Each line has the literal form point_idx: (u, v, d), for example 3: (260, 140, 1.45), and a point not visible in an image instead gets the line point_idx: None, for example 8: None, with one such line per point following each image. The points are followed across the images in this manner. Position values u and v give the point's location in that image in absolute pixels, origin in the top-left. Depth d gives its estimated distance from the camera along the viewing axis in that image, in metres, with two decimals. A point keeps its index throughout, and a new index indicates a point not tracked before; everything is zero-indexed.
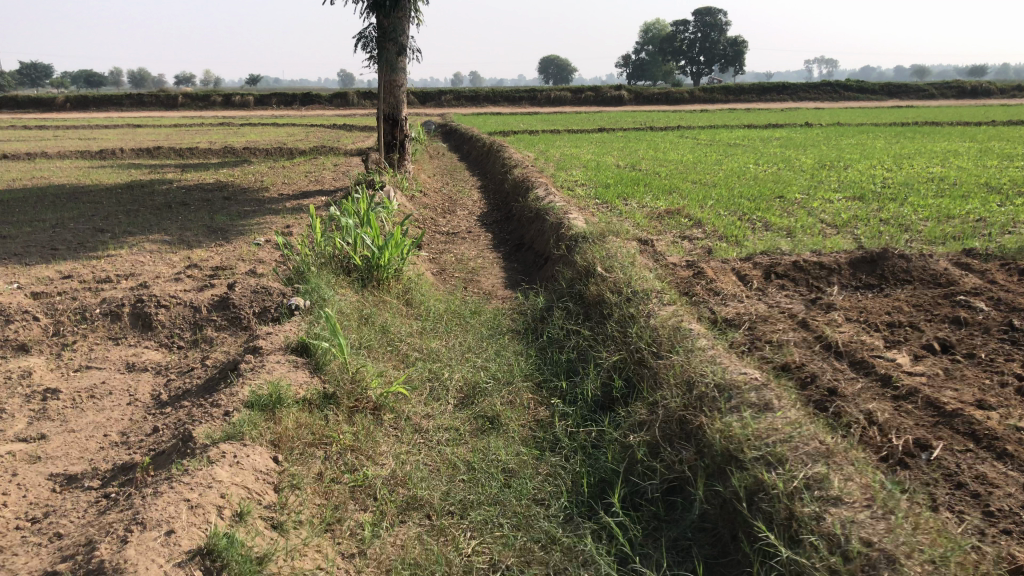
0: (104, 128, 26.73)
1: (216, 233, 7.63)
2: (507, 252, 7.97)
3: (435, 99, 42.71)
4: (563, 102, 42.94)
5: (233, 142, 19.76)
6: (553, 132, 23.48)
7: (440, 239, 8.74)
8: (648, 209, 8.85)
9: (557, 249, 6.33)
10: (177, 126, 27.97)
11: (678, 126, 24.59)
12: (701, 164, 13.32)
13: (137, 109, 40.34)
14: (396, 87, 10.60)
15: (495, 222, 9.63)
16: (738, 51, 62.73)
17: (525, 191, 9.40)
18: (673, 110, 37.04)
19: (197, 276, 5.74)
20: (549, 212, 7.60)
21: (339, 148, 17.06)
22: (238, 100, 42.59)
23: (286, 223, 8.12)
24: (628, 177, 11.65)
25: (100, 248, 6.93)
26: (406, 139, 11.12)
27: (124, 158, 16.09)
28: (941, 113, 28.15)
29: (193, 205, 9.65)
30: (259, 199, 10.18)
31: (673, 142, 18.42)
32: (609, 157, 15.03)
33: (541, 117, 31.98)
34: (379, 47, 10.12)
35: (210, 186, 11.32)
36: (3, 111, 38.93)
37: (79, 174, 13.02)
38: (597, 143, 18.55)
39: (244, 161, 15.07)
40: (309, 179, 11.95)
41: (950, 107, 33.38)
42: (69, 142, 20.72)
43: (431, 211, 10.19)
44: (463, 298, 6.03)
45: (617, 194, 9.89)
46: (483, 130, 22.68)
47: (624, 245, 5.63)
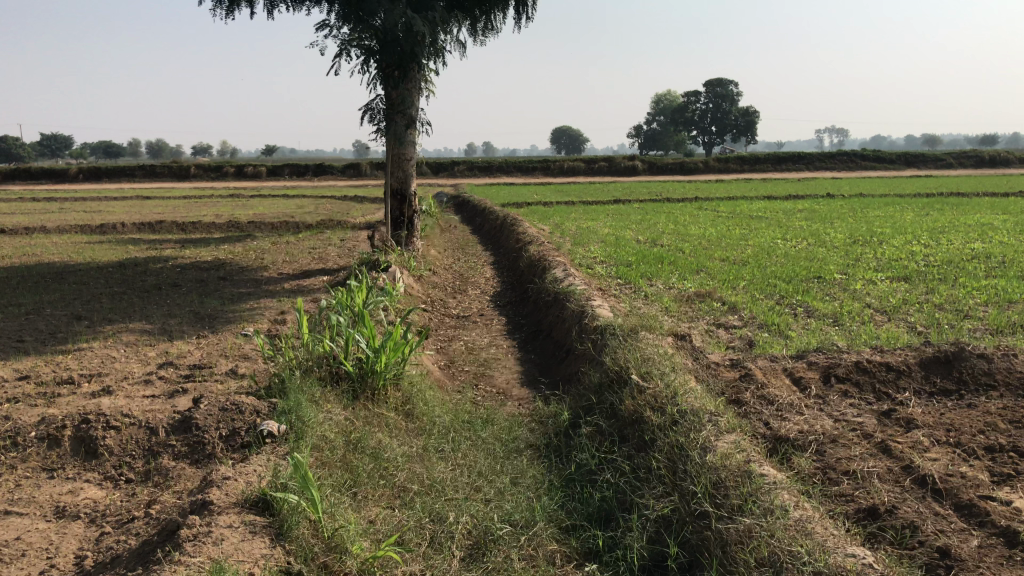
0: (114, 200, 26.54)
1: (204, 321, 6.99)
2: (522, 340, 7.26)
3: (448, 170, 42.60)
4: (576, 173, 42.73)
5: (240, 216, 19.35)
6: (569, 203, 23.04)
7: (449, 324, 8.05)
8: (676, 291, 8.17)
9: (580, 344, 5.61)
10: (187, 198, 27.80)
11: (696, 198, 24.13)
12: (726, 240, 12.66)
13: (151, 181, 40.42)
14: (404, 161, 10.07)
15: (509, 304, 8.94)
16: (750, 121, 62.84)
17: (542, 270, 8.72)
18: (687, 180, 36.76)
19: (169, 380, 5.05)
20: (568, 298, 6.90)
21: (347, 222, 16.53)
22: (251, 171, 42.71)
23: (283, 308, 7.48)
24: (650, 254, 10.98)
25: (71, 340, 6.28)
26: (415, 214, 10.51)
27: (125, 233, 15.60)
28: (964, 183, 27.58)
29: (185, 286, 9.04)
30: (256, 278, 9.56)
31: (692, 214, 17.85)
32: (628, 231, 14.42)
33: (554, 187, 31.67)
34: (386, 119, 9.53)
35: (207, 265, 10.72)
36: (16, 184, 39.12)
37: (75, 250, 12.51)
38: (615, 216, 18.02)
39: (248, 236, 14.57)
40: (313, 256, 11.37)
41: (970, 177, 32.86)
42: (74, 215, 20.41)
43: (441, 291, 9.53)
44: (473, 400, 5.30)
45: (640, 273, 9.22)
46: (496, 202, 22.26)
47: (660, 342, 4.91)
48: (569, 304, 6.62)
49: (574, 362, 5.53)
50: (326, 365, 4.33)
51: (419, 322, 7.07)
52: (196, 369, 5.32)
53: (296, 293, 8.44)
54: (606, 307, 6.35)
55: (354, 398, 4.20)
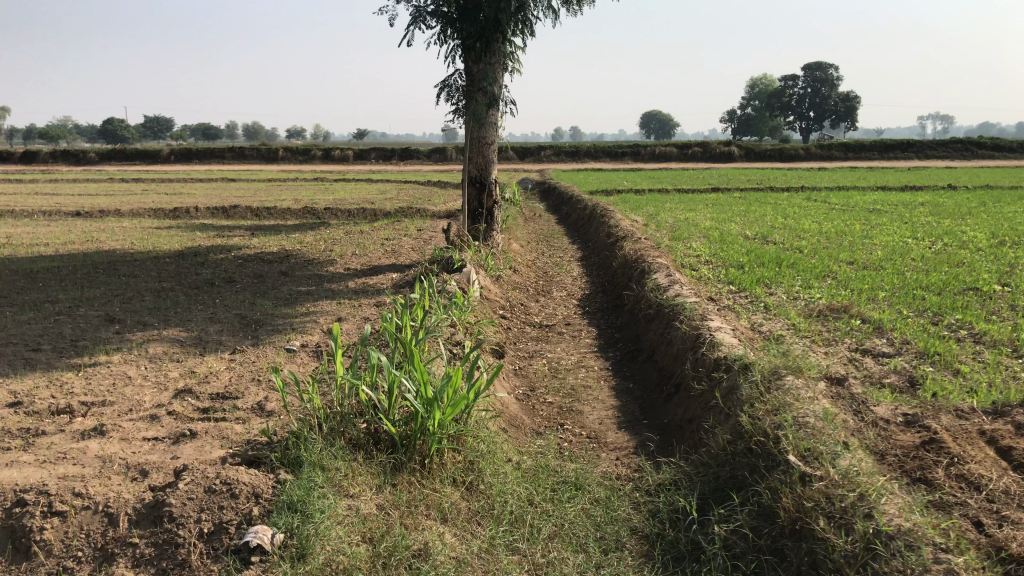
0: (198, 182, 26.34)
1: (248, 329, 6.03)
2: (619, 361, 6.09)
3: (535, 155, 41.50)
4: (668, 159, 41.04)
5: (318, 201, 18.66)
6: (663, 191, 21.64)
7: (533, 337, 6.93)
8: (802, 305, 6.87)
9: (697, 385, 4.40)
10: (271, 180, 27.41)
11: (802, 186, 22.39)
12: (847, 238, 11.16)
13: (239, 164, 40.55)
14: (485, 145, 8.95)
15: (600, 312, 7.76)
16: (852, 105, 59.64)
17: (640, 273, 7.49)
18: (787, 167, 34.68)
19: (179, 417, 4.04)
20: (676, 315, 5.68)
21: (426, 210, 15.53)
22: (337, 154, 42.46)
23: (341, 314, 6.49)
24: (762, 255, 9.63)
25: (90, 351, 5.37)
26: (495, 206, 9.39)
27: (197, 218, 14.96)
28: None
29: (241, 282, 8.14)
30: (319, 275, 8.60)
31: (802, 206, 16.27)
32: (732, 225, 13.01)
33: (646, 174, 30.17)
34: (466, 97, 8.40)
35: (271, 256, 9.84)
36: (108, 165, 39.71)
37: (140, 238, 11.84)
38: (715, 206, 16.60)
39: (321, 224, 13.74)
40: (385, 249, 10.39)
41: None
42: (154, 198, 20.04)
43: (523, 294, 8.40)
44: (559, 455, 4.16)
45: (754, 280, 7.92)
46: (585, 189, 21.04)
47: (812, 392, 3.64)
48: (678, 323, 5.41)
49: (692, 410, 4.32)
50: (361, 420, 3.26)
51: (494, 337, 5.98)
52: (217, 401, 4.30)
53: (359, 294, 7.44)
54: (728, 328, 5.11)
55: (397, 469, 3.10)
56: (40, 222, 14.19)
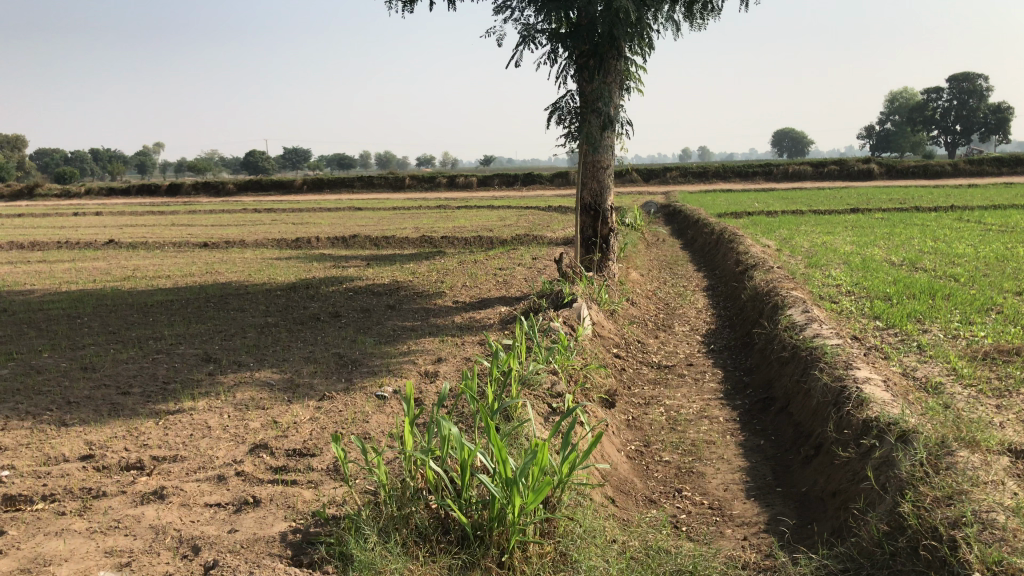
0: (326, 212, 26.90)
1: (342, 372, 5.66)
2: (748, 410, 5.39)
3: (660, 177, 40.62)
4: (801, 178, 39.34)
5: (437, 228, 18.56)
6: (797, 212, 20.47)
7: (650, 380, 6.30)
8: (965, 346, 5.99)
9: (842, 452, 3.71)
10: (394, 209, 27.66)
11: (952, 205, 20.76)
12: (1010, 265, 9.97)
13: (368, 192, 41.47)
14: (599, 169, 8.40)
15: (726, 350, 7.06)
16: (1003, 117, 55.64)
17: (771, 308, 6.76)
18: (931, 184, 32.54)
19: (248, 479, 3.64)
20: (815, 361, 4.96)
21: (544, 237, 15.07)
22: (462, 181, 42.81)
23: (442, 355, 6.05)
24: (912, 284, 8.65)
25: (177, 396, 5.10)
26: (612, 235, 8.81)
27: (317, 248, 15.02)
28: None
29: (346, 318, 7.85)
30: (425, 309, 8.23)
31: (953, 228, 14.90)
32: (874, 250, 11.95)
33: (778, 194, 28.84)
34: (579, 119, 7.86)
35: (380, 288, 9.57)
36: (245, 196, 41.37)
37: (257, 270, 11.87)
38: (854, 229, 15.47)
39: (436, 253, 13.50)
40: (497, 279, 9.96)
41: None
42: (280, 228, 20.45)
43: (642, 330, 7.78)
44: (674, 533, 3.55)
45: (904, 315, 7.05)
46: (712, 212, 20.17)
47: (995, 471, 2.91)
48: (817, 371, 4.71)
49: (836, 482, 3.63)
50: (432, 500, 2.78)
51: (605, 383, 5.40)
52: (292, 459, 3.89)
53: (465, 331, 7.00)
54: (879, 378, 4.35)
55: (469, 566, 2.59)
56: (169, 254, 14.56)
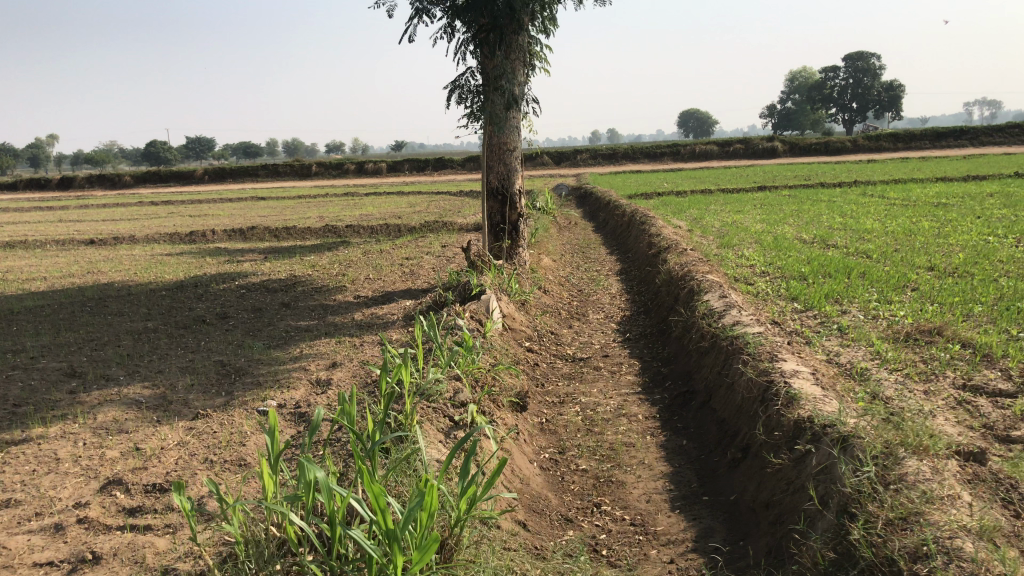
0: (228, 203, 25.75)
1: (223, 384, 5.06)
2: (667, 406, 5.03)
3: (571, 159, 40.49)
4: (708, 157, 39.78)
5: (343, 217, 17.83)
6: (708, 192, 20.47)
7: (565, 375, 5.89)
8: (886, 327, 5.77)
9: (773, 458, 3.36)
10: (300, 198, 26.68)
11: (856, 181, 21.10)
12: (917, 239, 9.96)
13: (272, 181, 40.08)
14: (505, 151, 7.93)
15: (642, 339, 6.71)
16: (896, 94, 57.57)
17: (687, 293, 6.43)
18: (833, 161, 33.24)
19: (92, 527, 3.06)
20: (736, 352, 4.62)
21: (453, 223, 14.56)
22: (371, 167, 41.83)
23: (338, 359, 5.49)
24: (825, 263, 8.49)
25: (25, 422, 4.43)
26: (521, 220, 8.36)
27: (213, 242, 14.14)
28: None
29: (235, 319, 7.20)
30: (323, 306, 7.64)
31: (859, 203, 14.99)
32: (784, 228, 11.86)
33: (686, 173, 28.95)
34: (480, 96, 7.35)
35: (276, 284, 8.92)
36: (141, 188, 39.46)
37: (144, 267, 11.00)
38: (763, 206, 15.45)
39: (340, 243, 12.84)
40: (402, 271, 9.41)
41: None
42: (176, 221, 19.35)
43: (555, 320, 7.38)
44: (593, 561, 3.14)
45: (821, 296, 6.83)
46: (624, 193, 19.99)
47: (947, 480, 2.58)
48: (740, 363, 4.36)
49: (770, 493, 3.27)
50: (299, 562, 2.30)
51: (516, 383, 4.96)
52: (150, 498, 3.32)
53: (365, 330, 6.45)
54: (807, 370, 4.03)
55: None
56: (49, 252, 13.49)
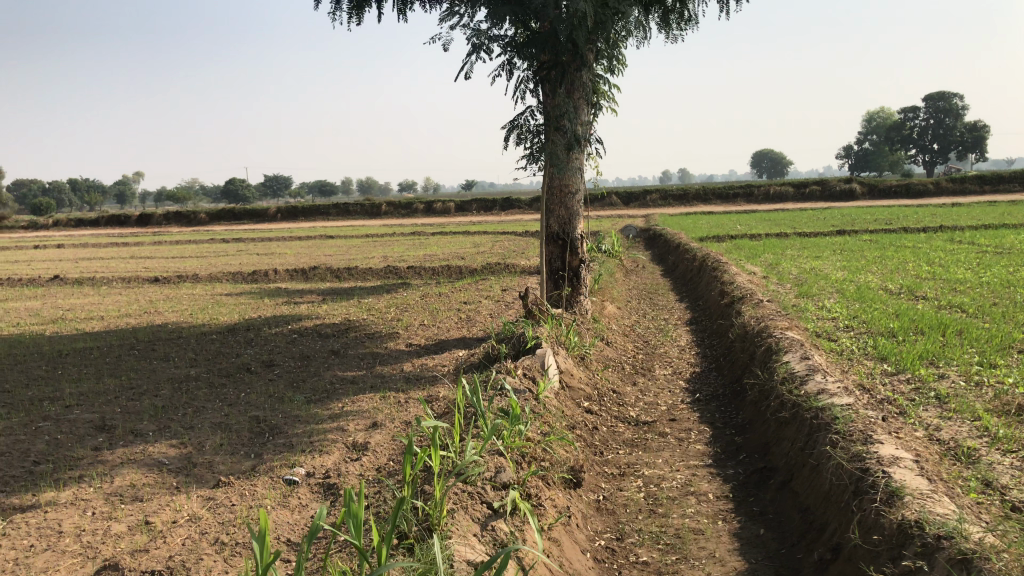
0: (296, 241, 25.92)
1: (254, 445, 4.69)
2: (742, 484, 4.46)
3: (640, 200, 39.93)
4: (783, 199, 38.78)
5: (407, 257, 17.62)
6: (783, 235, 19.70)
7: (626, 440, 5.36)
8: (993, 396, 5.10)
9: (874, 572, 2.80)
10: (367, 237, 26.74)
11: (942, 226, 20.06)
12: (1017, 292, 9.14)
13: (341, 220, 40.48)
14: (567, 194, 7.52)
15: (713, 400, 6.14)
16: (980, 136, 55.57)
17: (763, 352, 5.86)
18: (915, 204, 31.95)
19: None
20: (823, 427, 4.04)
21: (516, 265, 14.18)
22: (439, 207, 41.98)
23: (378, 419, 5.08)
24: (916, 317, 7.79)
25: (39, 482, 4.11)
26: (584, 267, 7.89)
27: (274, 282, 14.02)
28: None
29: (281, 368, 6.86)
30: (373, 354, 7.27)
31: (946, 251, 14.12)
32: (868, 277, 11.11)
33: (760, 216, 28.13)
34: (540, 136, 6.95)
35: (329, 330, 8.60)
36: (215, 225, 40.31)
37: (200, 308, 10.86)
38: (842, 252, 14.68)
39: (400, 286, 12.55)
40: (459, 317, 9.02)
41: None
42: (241, 259, 19.42)
43: (618, 375, 6.86)
44: None
45: (915, 356, 6.17)
46: (694, 236, 19.38)
47: None
48: (827, 443, 3.78)
49: None
50: None
51: (570, 454, 4.46)
52: None
53: (412, 384, 6.04)
54: (910, 454, 3.44)
55: None
56: (113, 290, 13.53)
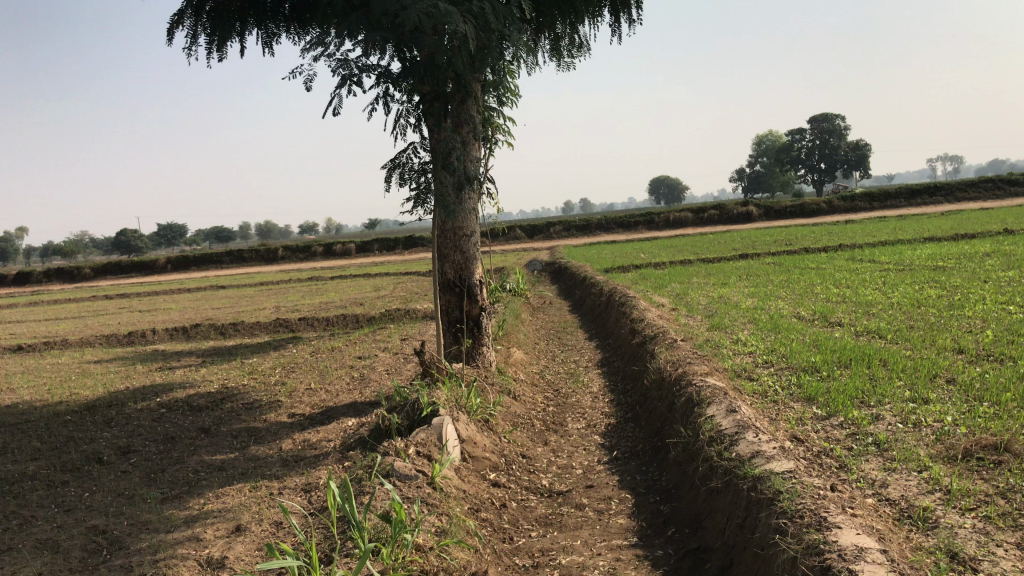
0: (187, 294, 24.48)
1: (82, 572, 3.80)
2: (674, 569, 3.81)
3: (544, 233, 39.73)
4: (683, 225, 39.12)
5: (302, 307, 16.63)
6: (688, 262, 19.51)
7: (538, 519, 4.66)
8: (936, 440, 4.61)
9: None
10: (264, 285, 25.50)
11: (841, 245, 20.23)
12: (931, 312, 8.88)
13: (237, 268, 38.89)
14: (463, 237, 6.86)
15: (632, 459, 5.51)
16: (864, 154, 57.70)
17: (684, 404, 5.27)
18: (809, 223, 32.56)
19: None
20: (765, 505, 3.42)
21: (417, 310, 13.41)
22: (340, 249, 40.77)
23: (243, 522, 4.25)
24: (835, 348, 7.38)
25: None
26: (486, 314, 7.23)
27: (154, 344, 12.85)
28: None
29: (139, 455, 5.92)
30: (250, 430, 6.39)
31: (850, 271, 14.03)
32: (778, 303, 10.79)
33: (662, 243, 28.08)
34: (425, 174, 6.27)
35: (204, 401, 7.65)
36: (101, 280, 38.13)
37: (62, 382, 9.69)
38: (749, 277, 14.45)
39: (290, 340, 11.62)
40: (351, 375, 8.20)
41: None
42: (122, 318, 18.04)
43: (527, 435, 6.18)
44: None
45: (843, 395, 5.68)
46: (599, 267, 18.98)
47: None
48: (773, 528, 3.17)
49: None
50: None
51: (472, 554, 3.74)
52: None
53: (291, 468, 5.22)
54: (874, 543, 2.84)
55: None
56: None
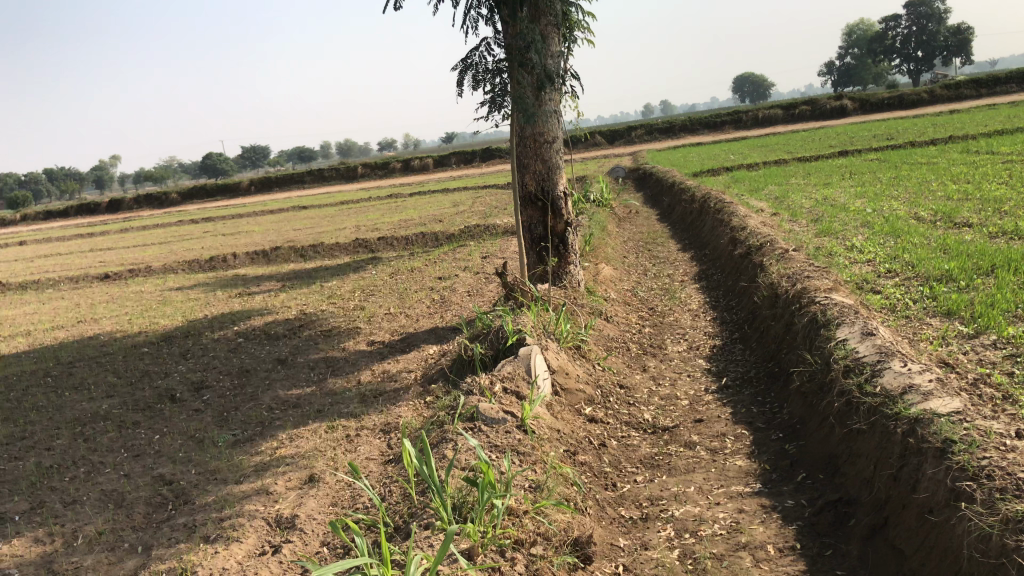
0: (269, 215, 24.50)
1: (145, 532, 3.45)
2: (811, 526, 3.23)
3: (625, 138, 38.45)
4: (772, 123, 37.26)
5: (382, 225, 16.29)
6: (782, 162, 18.37)
7: (643, 460, 4.13)
8: None
9: None
10: (344, 204, 25.33)
11: (951, 136, 18.72)
12: None
13: (318, 187, 38.97)
14: (543, 145, 6.20)
15: (745, 388, 4.90)
16: (967, 38, 53.74)
17: (806, 327, 4.59)
18: (910, 115, 30.50)
19: None
20: (932, 457, 2.79)
21: (498, 224, 12.88)
22: (418, 163, 40.36)
23: (317, 471, 3.84)
24: (968, 251, 6.53)
25: None
26: (572, 229, 6.60)
27: (235, 269, 12.70)
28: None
29: (212, 392, 5.60)
30: (326, 361, 6.01)
31: (967, 164, 12.83)
32: (891, 203, 9.83)
33: (752, 143, 26.72)
34: (499, 74, 5.60)
35: (281, 329, 7.33)
36: (188, 205, 38.80)
37: (143, 311, 9.56)
38: (853, 176, 13.37)
39: (369, 260, 11.26)
40: (431, 298, 7.73)
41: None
42: (206, 243, 18.08)
43: (624, 361, 5.62)
44: None
45: (991, 308, 4.90)
46: (687, 172, 18.03)
47: None
48: (952, 492, 2.55)
49: None
50: None
51: (572, 512, 3.23)
52: None
53: (368, 405, 4.80)
54: None
55: None
56: (56, 295, 12.22)
